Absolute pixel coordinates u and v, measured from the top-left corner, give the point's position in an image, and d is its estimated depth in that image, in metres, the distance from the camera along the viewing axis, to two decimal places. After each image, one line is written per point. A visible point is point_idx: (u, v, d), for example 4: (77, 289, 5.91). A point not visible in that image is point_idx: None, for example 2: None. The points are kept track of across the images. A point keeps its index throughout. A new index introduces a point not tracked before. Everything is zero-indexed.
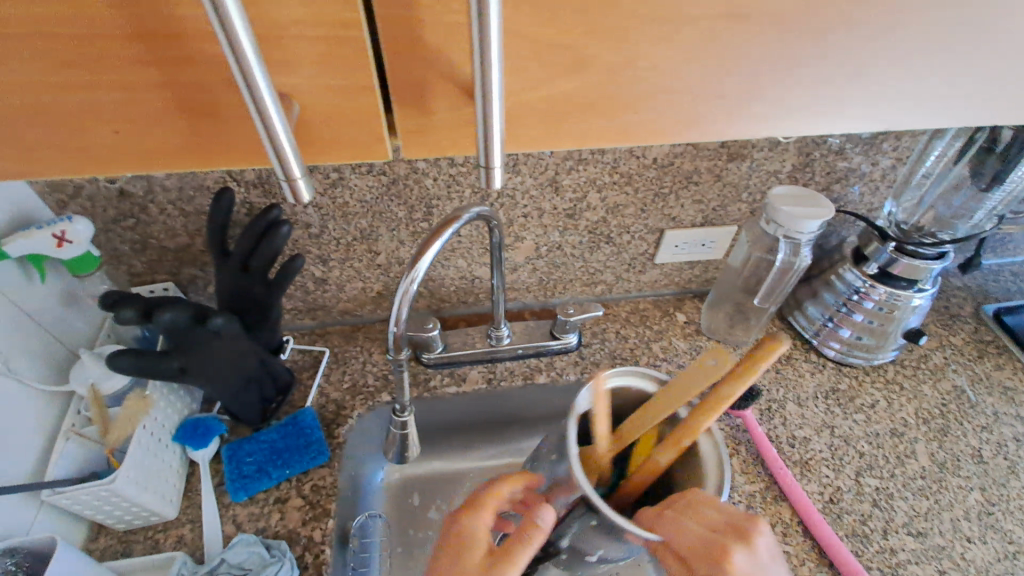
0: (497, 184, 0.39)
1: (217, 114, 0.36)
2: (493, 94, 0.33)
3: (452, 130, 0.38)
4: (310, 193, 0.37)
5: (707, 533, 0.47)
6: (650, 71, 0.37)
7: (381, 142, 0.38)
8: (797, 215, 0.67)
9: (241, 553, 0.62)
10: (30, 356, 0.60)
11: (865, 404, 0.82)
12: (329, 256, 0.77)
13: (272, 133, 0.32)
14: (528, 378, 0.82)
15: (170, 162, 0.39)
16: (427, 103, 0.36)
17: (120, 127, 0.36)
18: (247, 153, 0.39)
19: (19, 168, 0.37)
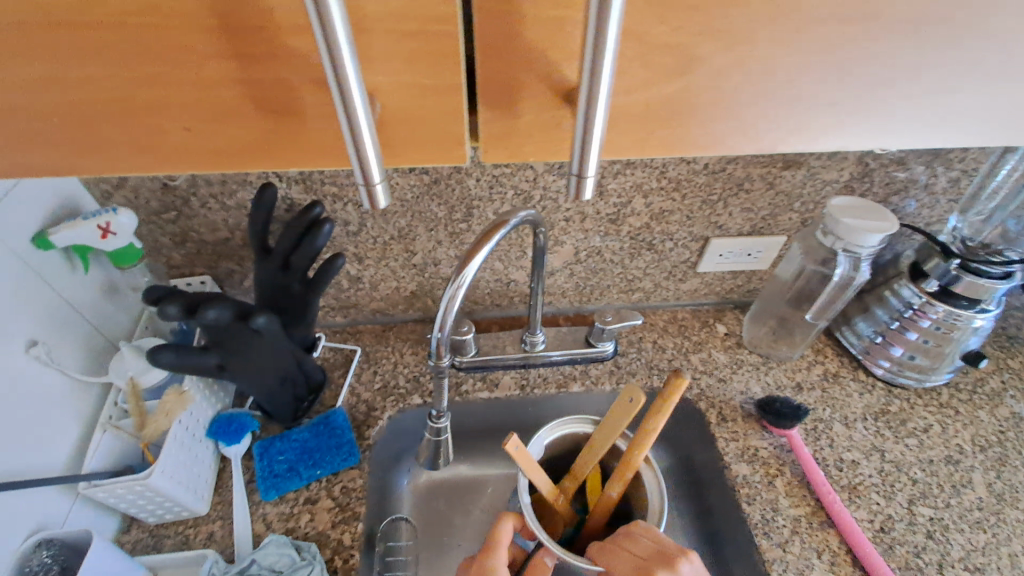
0: (587, 194, 0.37)
1: (295, 113, 0.36)
2: (599, 98, 0.31)
3: (536, 133, 0.38)
4: (387, 199, 0.37)
5: (638, 561, 0.50)
6: (741, 70, 0.35)
7: (459, 147, 0.38)
8: (858, 227, 0.64)
9: (272, 555, 0.60)
10: (71, 346, 0.60)
11: (918, 428, 0.78)
12: (365, 255, 0.75)
13: (358, 135, 0.32)
14: (562, 386, 0.80)
15: (238, 159, 0.39)
16: (515, 106, 0.36)
17: (191, 125, 0.36)
18: (317, 155, 0.39)
19: (96, 162, 0.38)
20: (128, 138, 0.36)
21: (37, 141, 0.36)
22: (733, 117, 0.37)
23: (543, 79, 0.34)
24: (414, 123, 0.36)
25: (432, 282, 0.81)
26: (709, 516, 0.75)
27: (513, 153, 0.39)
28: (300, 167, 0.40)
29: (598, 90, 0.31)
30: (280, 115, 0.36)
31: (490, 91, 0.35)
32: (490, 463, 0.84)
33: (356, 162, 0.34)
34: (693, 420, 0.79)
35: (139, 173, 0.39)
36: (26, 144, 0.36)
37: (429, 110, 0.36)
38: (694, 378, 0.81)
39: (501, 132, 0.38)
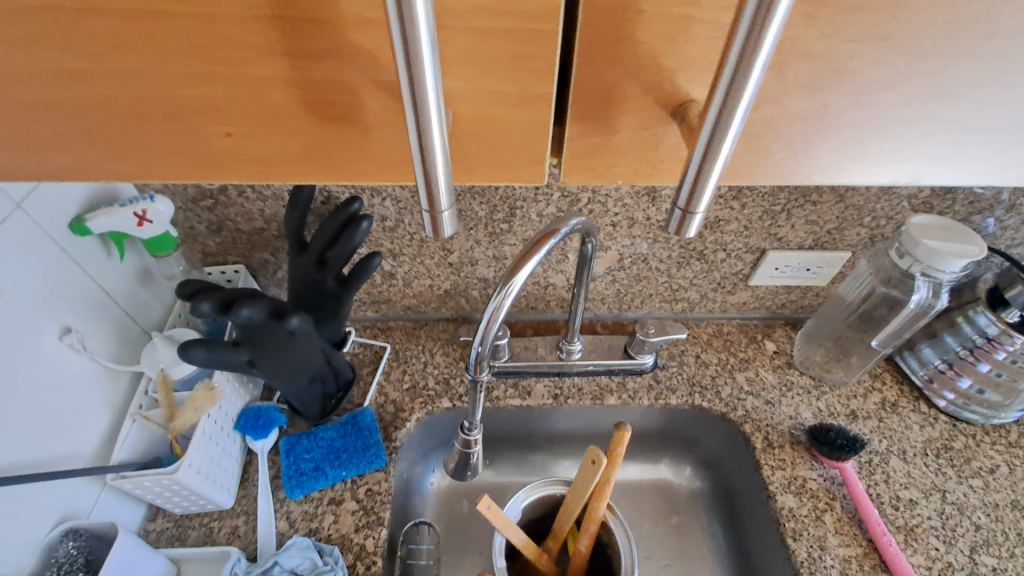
0: (690, 234, 0.34)
1: (354, 122, 0.33)
2: (732, 126, 0.28)
3: (629, 150, 0.35)
4: (452, 228, 0.34)
5: None
6: (865, 95, 0.33)
7: (539, 165, 0.36)
8: (942, 251, 0.58)
9: (296, 558, 0.59)
10: (105, 333, 0.59)
11: (984, 468, 0.70)
12: (400, 251, 0.73)
13: (429, 159, 0.30)
14: (597, 398, 0.76)
15: (284, 169, 0.36)
16: (613, 119, 0.33)
17: (234, 130, 0.33)
18: (369, 167, 0.36)
19: (131, 165, 0.35)
20: (167, 143, 0.34)
21: (73, 142, 0.33)
22: (837, 128, 0.35)
23: (650, 87, 0.32)
24: (489, 138, 0.34)
25: (467, 282, 0.78)
26: (751, 546, 0.70)
27: (597, 173, 0.37)
28: (351, 180, 0.37)
29: (730, 123, 0.28)
30: (334, 123, 0.33)
31: (584, 103, 0.33)
32: (516, 471, 0.81)
33: (423, 187, 0.31)
34: (737, 443, 0.75)
35: (178, 180, 0.36)
36: (64, 145, 0.34)
37: (513, 125, 0.33)
38: (739, 398, 0.76)
39: (591, 150, 0.35)
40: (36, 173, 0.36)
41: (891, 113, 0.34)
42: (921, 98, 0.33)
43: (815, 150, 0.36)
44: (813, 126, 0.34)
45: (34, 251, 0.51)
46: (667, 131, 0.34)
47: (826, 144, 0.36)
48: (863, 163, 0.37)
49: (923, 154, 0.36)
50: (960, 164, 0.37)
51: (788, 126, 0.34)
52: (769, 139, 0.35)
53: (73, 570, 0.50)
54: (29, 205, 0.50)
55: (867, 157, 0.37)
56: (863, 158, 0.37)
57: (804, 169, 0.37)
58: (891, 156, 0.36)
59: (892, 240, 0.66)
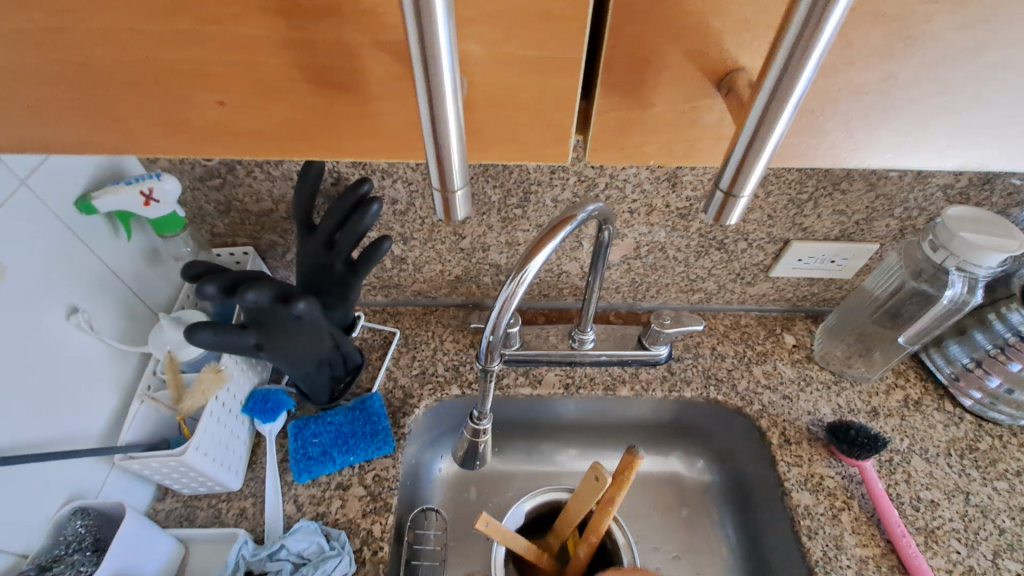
0: (732, 221, 0.32)
1: (353, 92, 0.31)
2: (790, 101, 0.26)
3: (665, 126, 0.33)
4: (465, 211, 0.33)
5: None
6: (935, 68, 0.30)
7: (563, 141, 0.34)
8: (980, 245, 0.55)
9: (301, 542, 0.58)
10: (113, 312, 0.59)
11: (1010, 470, 0.68)
12: (411, 236, 0.71)
13: (442, 137, 0.28)
14: (609, 389, 0.75)
15: (280, 143, 0.34)
16: (648, 91, 0.31)
17: (226, 99, 0.32)
18: (374, 142, 0.34)
19: (119, 137, 0.34)
20: (156, 114, 0.32)
21: (63, 111, 0.32)
22: (885, 103, 0.32)
23: (695, 53, 0.29)
24: (507, 111, 0.32)
25: (478, 268, 0.76)
26: (765, 543, 0.69)
27: (626, 153, 0.35)
28: (349, 155, 0.36)
29: (789, 99, 0.26)
30: (336, 93, 0.31)
31: (617, 71, 0.30)
32: (524, 460, 0.80)
33: (436, 166, 0.30)
34: (751, 437, 0.73)
35: (167, 154, 0.35)
36: (58, 115, 0.32)
37: (534, 99, 0.31)
38: (755, 392, 0.74)
39: (622, 125, 0.33)
40: (37, 144, 0.34)
41: (947, 86, 0.31)
42: (980, 74, 0.30)
43: (860, 130, 0.33)
44: (857, 101, 0.32)
45: (40, 228, 0.50)
46: (711, 105, 0.32)
47: (870, 122, 0.33)
48: (913, 146, 0.34)
49: (977, 136, 0.34)
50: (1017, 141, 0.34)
51: (834, 99, 0.32)
52: (810, 115, 0.33)
53: (81, 549, 0.50)
54: (33, 182, 0.49)
55: (916, 138, 0.34)
56: (910, 142, 0.34)
57: (847, 148, 0.35)
58: (943, 137, 0.34)
59: (926, 232, 0.63)
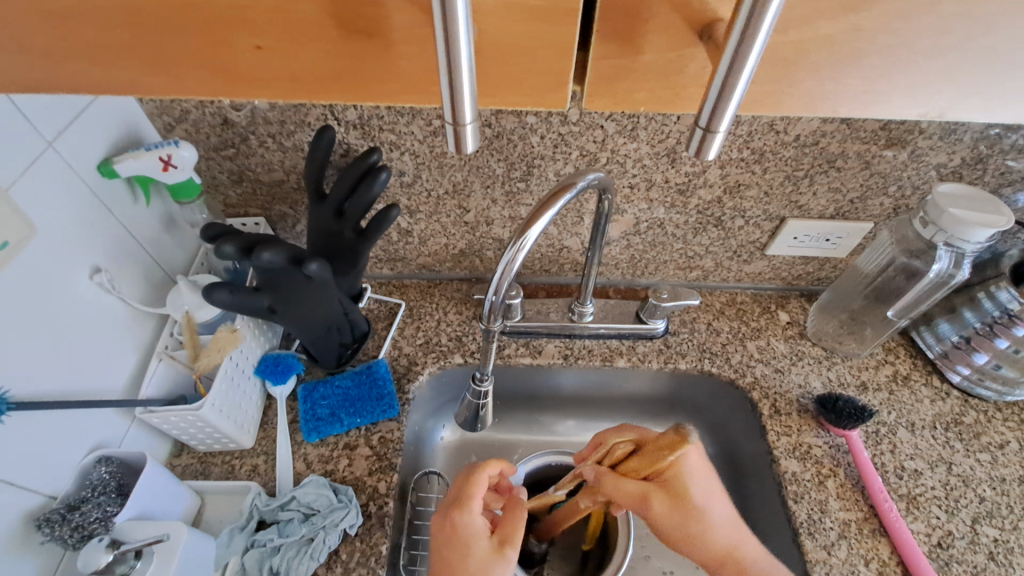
0: (710, 156, 0.34)
1: (376, 32, 0.33)
2: (759, 36, 0.28)
3: (654, 75, 0.35)
4: (474, 144, 0.35)
5: (668, 507, 0.52)
6: (894, 18, 0.31)
7: (562, 88, 0.36)
8: (967, 219, 0.57)
9: (311, 494, 0.61)
10: (130, 270, 0.61)
11: (993, 443, 0.70)
12: (417, 208, 0.73)
13: (456, 71, 0.30)
14: (607, 360, 0.77)
15: (307, 87, 0.36)
16: (640, 40, 0.33)
17: (264, 43, 0.33)
18: (395, 88, 0.36)
19: (158, 79, 0.36)
20: (196, 57, 0.34)
21: (105, 53, 0.34)
22: (872, 62, 0.34)
23: (679, 5, 0.31)
24: (513, 58, 0.34)
25: (482, 242, 0.78)
26: (753, 510, 0.72)
27: (618, 99, 0.37)
28: (374, 102, 0.38)
29: (760, 33, 0.27)
30: (361, 39, 0.33)
31: (610, 18, 0.32)
32: (523, 430, 0.83)
33: (448, 99, 0.32)
34: (743, 410, 0.75)
35: (208, 97, 0.37)
36: (92, 57, 0.34)
37: (536, 46, 0.33)
38: (747, 366, 0.76)
39: (615, 72, 0.35)
40: (70, 89, 0.37)
41: (931, 43, 0.32)
42: (960, 31, 0.32)
43: (837, 84, 0.35)
44: (845, 59, 0.33)
45: (64, 183, 0.53)
46: (695, 54, 0.34)
47: (852, 79, 0.35)
48: (881, 100, 0.36)
49: (951, 94, 0.35)
50: (992, 97, 0.35)
51: (817, 53, 0.33)
52: (799, 68, 0.34)
53: (106, 492, 0.53)
54: (59, 143, 0.52)
55: (888, 92, 0.35)
56: (883, 99, 0.36)
57: (833, 103, 0.36)
58: (916, 90, 0.35)
59: (917, 210, 0.65)
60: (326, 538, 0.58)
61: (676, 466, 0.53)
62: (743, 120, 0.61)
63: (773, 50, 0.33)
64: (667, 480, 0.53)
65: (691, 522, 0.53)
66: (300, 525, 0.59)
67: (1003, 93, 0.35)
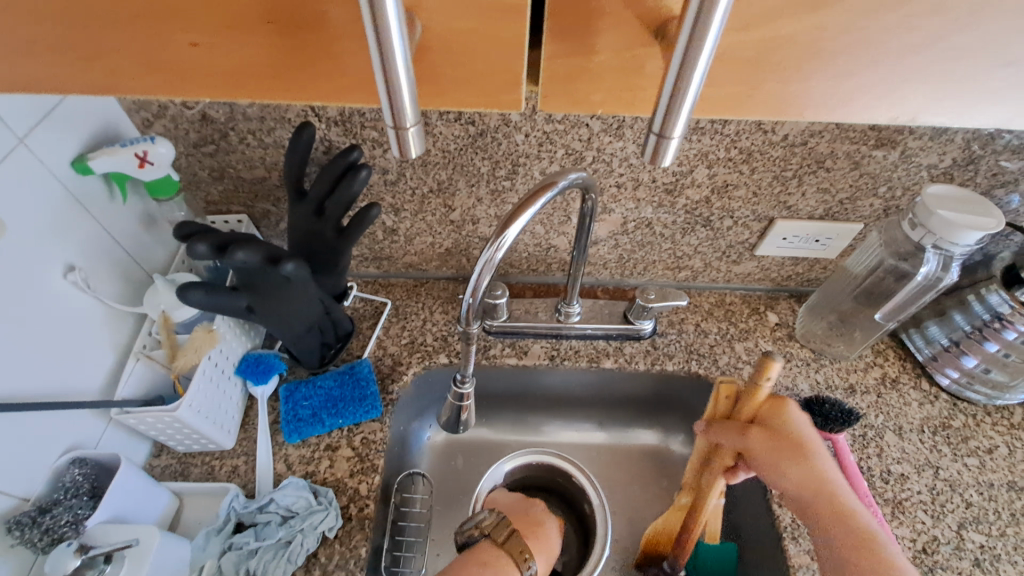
0: (665, 162, 0.34)
1: (317, 29, 0.32)
2: (706, 42, 0.27)
3: (609, 75, 0.34)
4: (418, 148, 0.34)
5: (740, 436, 0.62)
6: (861, 16, 0.30)
7: (517, 88, 0.35)
8: (957, 221, 0.56)
9: (289, 496, 0.60)
10: (106, 270, 0.60)
11: (981, 448, 0.70)
12: (402, 207, 0.72)
13: (391, 74, 0.29)
14: (593, 361, 0.76)
15: (252, 87, 0.35)
16: (592, 40, 0.32)
17: (198, 40, 0.33)
18: (340, 87, 0.35)
19: (101, 81, 0.35)
20: (138, 54, 0.33)
21: (42, 50, 0.33)
22: (847, 60, 0.32)
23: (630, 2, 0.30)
24: (461, 57, 0.33)
25: (468, 241, 0.77)
26: (737, 511, 0.71)
27: (575, 100, 0.36)
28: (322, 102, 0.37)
29: (706, 36, 0.27)
30: (301, 37, 0.32)
31: (560, 17, 0.31)
32: (511, 431, 0.83)
33: (388, 105, 0.31)
34: None
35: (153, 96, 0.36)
36: (32, 55, 0.34)
37: (487, 46, 0.33)
38: (735, 367, 0.75)
39: (571, 71, 0.34)
40: (15, 86, 0.36)
41: (899, 43, 0.32)
42: (927, 31, 0.31)
43: (805, 85, 0.34)
44: (811, 58, 0.33)
45: (36, 180, 0.51)
46: (651, 54, 0.33)
47: (820, 79, 0.34)
48: (855, 102, 0.35)
49: (926, 95, 0.34)
50: (967, 99, 0.34)
51: (781, 52, 0.32)
52: (763, 69, 0.33)
53: (78, 494, 0.52)
54: (31, 140, 0.51)
55: (858, 94, 0.34)
56: (857, 100, 0.35)
57: (802, 106, 0.36)
58: (890, 91, 0.34)
59: (907, 211, 0.64)
60: (303, 541, 0.58)
61: (771, 409, 0.62)
62: (731, 119, 0.60)
63: (735, 50, 0.32)
64: (768, 418, 0.61)
65: (787, 455, 0.58)
66: (277, 528, 0.59)
67: (982, 93, 0.34)
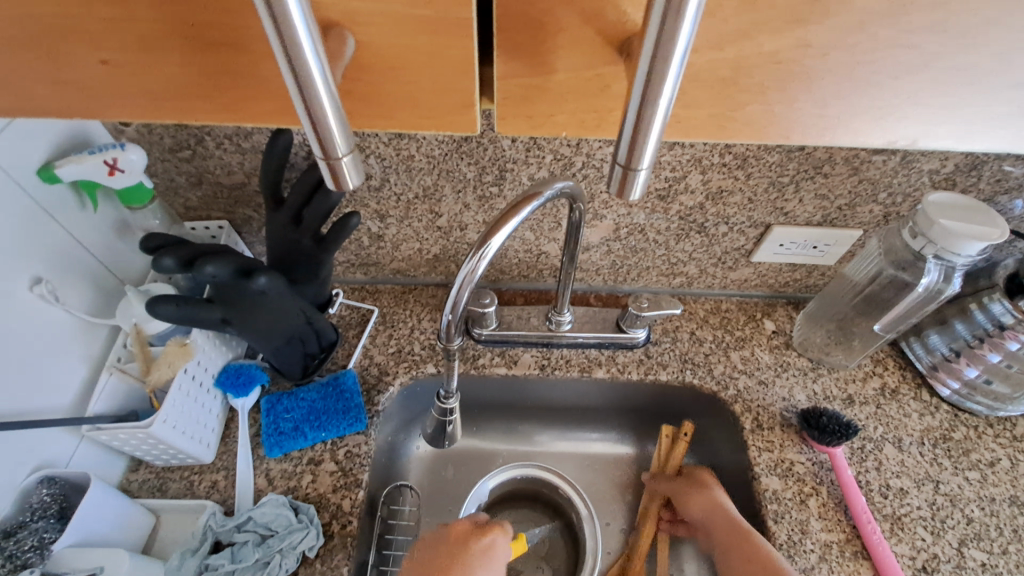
0: (634, 195, 0.31)
1: (237, 45, 0.31)
2: (672, 64, 0.25)
3: (576, 90, 0.32)
4: (356, 179, 0.32)
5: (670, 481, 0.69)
6: (848, 33, 0.28)
7: (469, 110, 0.34)
8: (958, 231, 0.54)
9: (268, 514, 0.59)
10: (76, 285, 0.58)
11: (983, 461, 0.68)
12: (387, 213, 0.70)
13: (313, 102, 0.27)
14: (585, 370, 0.74)
15: (172, 106, 0.34)
16: (552, 57, 0.30)
17: (109, 58, 0.31)
18: (260, 108, 0.34)
19: (16, 101, 0.34)
20: (46, 73, 0.32)
21: None
22: (837, 76, 0.30)
23: (592, 16, 0.28)
24: (403, 73, 0.32)
25: (456, 247, 0.75)
26: None
27: (535, 121, 0.34)
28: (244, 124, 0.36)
29: (670, 58, 0.25)
30: (219, 52, 0.31)
31: (516, 34, 0.29)
32: (502, 440, 0.80)
33: (314, 133, 0.29)
34: (725, 422, 0.73)
35: (70, 115, 0.35)
36: None
37: (432, 62, 0.31)
38: (731, 377, 0.73)
39: (527, 92, 0.33)
40: None
41: (890, 62, 0.29)
42: (925, 49, 0.29)
43: (788, 107, 0.32)
44: (794, 76, 0.30)
45: None
46: (615, 72, 0.31)
47: (806, 100, 0.32)
48: (849, 121, 0.33)
49: (926, 117, 0.32)
50: (971, 118, 0.32)
51: (760, 71, 0.30)
52: (741, 89, 0.31)
53: (45, 516, 0.50)
54: None
55: (850, 114, 0.32)
56: (849, 121, 0.33)
57: (786, 128, 0.33)
58: (883, 109, 0.32)
59: (907, 219, 0.62)
60: (282, 561, 0.56)
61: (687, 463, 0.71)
62: None
63: (711, 68, 0.30)
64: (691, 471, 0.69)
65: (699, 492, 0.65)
66: (254, 549, 0.57)
67: (985, 115, 0.32)
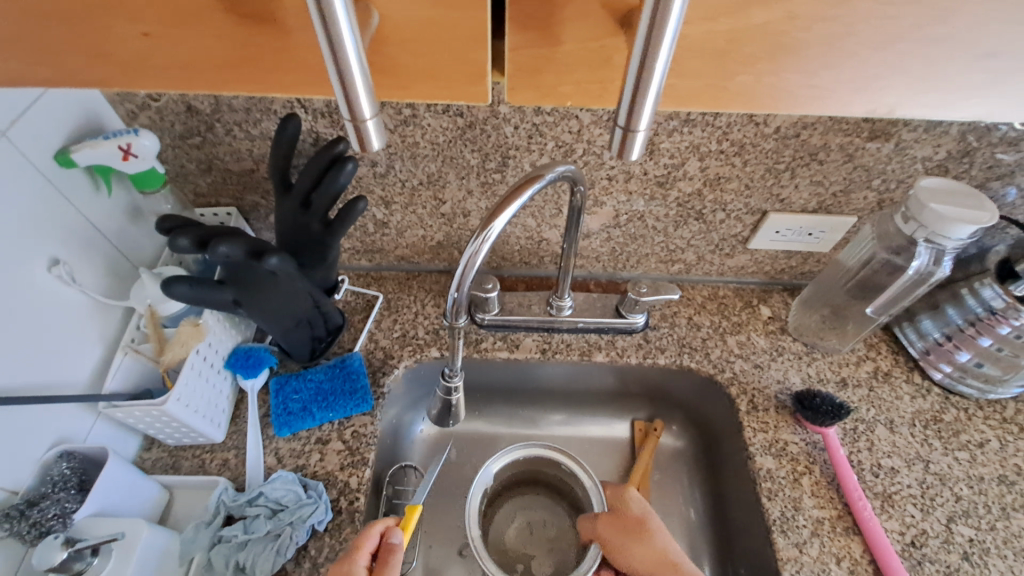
0: (633, 156, 0.33)
1: (272, 19, 0.32)
2: (667, 30, 0.26)
3: (578, 62, 0.34)
4: (380, 141, 0.33)
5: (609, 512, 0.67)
6: (835, 7, 0.30)
7: (482, 81, 0.36)
8: (950, 215, 0.55)
9: (279, 490, 0.61)
10: (91, 264, 0.60)
11: (972, 442, 0.70)
12: (392, 199, 0.72)
13: (344, 64, 0.29)
14: (585, 354, 0.76)
15: (201, 76, 0.36)
16: (557, 29, 0.32)
17: (150, 31, 0.33)
18: (282, 79, 0.36)
19: (54, 74, 0.36)
20: (86, 45, 0.34)
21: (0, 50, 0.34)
22: (824, 50, 0.32)
23: None
24: (420, 46, 0.33)
25: (459, 234, 0.77)
26: (728, 507, 0.72)
27: (542, 91, 0.36)
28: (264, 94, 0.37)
29: (667, 20, 0.26)
30: (251, 24, 0.32)
31: (525, 9, 0.31)
32: (504, 423, 0.82)
33: (342, 96, 0.30)
34: (722, 405, 0.75)
35: (103, 87, 0.36)
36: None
37: (450, 37, 0.33)
38: (727, 361, 0.75)
39: (537, 63, 0.34)
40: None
41: (875, 36, 0.31)
42: (908, 23, 0.30)
43: (776, 78, 0.34)
44: (782, 49, 0.32)
45: (18, 172, 0.51)
46: (617, 44, 0.33)
47: (797, 75, 0.33)
48: (831, 94, 0.35)
49: (909, 89, 0.34)
50: (952, 90, 0.34)
51: (750, 43, 0.32)
52: (735, 60, 0.33)
53: (66, 487, 0.53)
54: (13, 133, 0.50)
55: (836, 88, 0.34)
56: (834, 95, 0.35)
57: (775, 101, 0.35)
58: (868, 83, 0.34)
59: (900, 205, 0.63)
60: (293, 534, 0.58)
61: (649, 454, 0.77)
62: (722, 112, 0.59)
63: (706, 40, 0.32)
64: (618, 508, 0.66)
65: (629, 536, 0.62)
66: (266, 521, 0.59)
67: (962, 87, 0.33)
